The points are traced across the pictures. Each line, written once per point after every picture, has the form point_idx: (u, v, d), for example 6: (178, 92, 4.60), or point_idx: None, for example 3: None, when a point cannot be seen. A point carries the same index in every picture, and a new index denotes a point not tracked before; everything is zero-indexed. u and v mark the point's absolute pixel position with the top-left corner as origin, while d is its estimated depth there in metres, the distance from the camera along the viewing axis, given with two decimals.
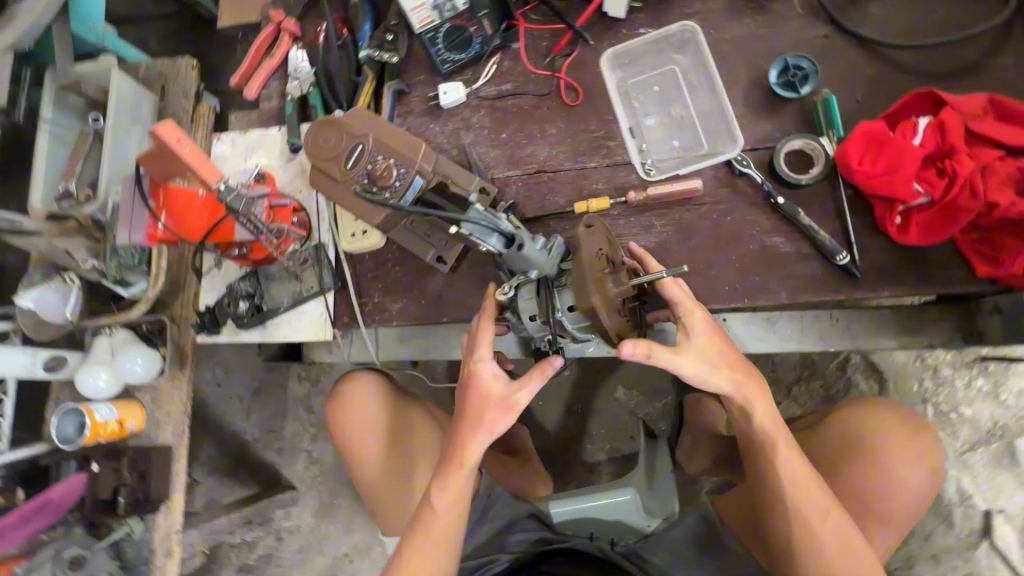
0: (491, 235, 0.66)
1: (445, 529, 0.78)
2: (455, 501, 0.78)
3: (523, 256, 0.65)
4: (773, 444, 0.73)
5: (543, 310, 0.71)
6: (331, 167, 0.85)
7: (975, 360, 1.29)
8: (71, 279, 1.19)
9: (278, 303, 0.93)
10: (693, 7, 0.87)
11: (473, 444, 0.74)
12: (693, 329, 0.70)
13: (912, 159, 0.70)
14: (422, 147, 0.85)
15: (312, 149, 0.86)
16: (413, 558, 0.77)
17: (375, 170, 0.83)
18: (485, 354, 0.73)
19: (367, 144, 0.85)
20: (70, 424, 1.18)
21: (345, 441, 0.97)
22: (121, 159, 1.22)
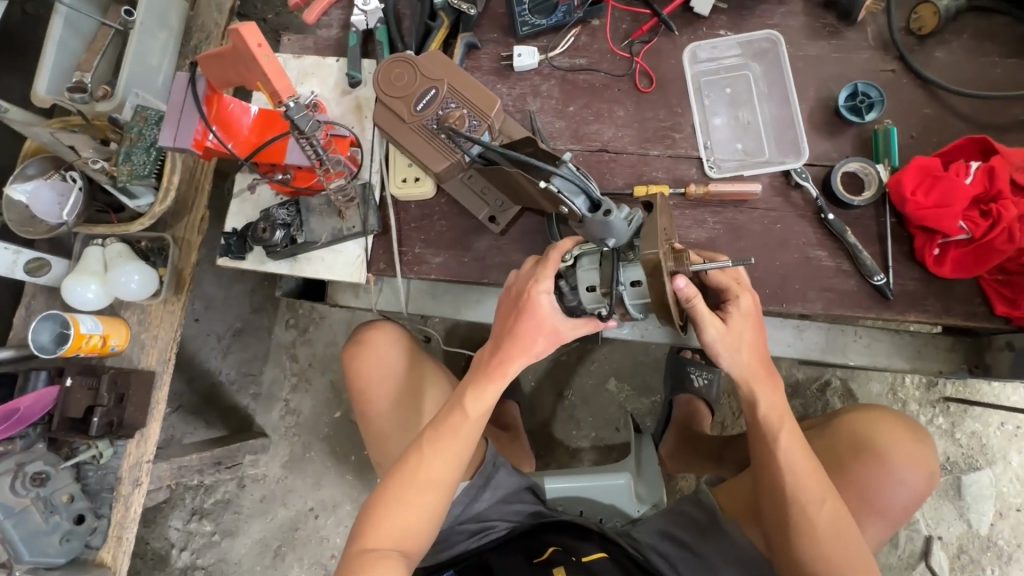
0: (579, 195, 0.67)
1: (461, 453, 0.80)
2: (479, 418, 0.80)
3: (606, 223, 0.64)
4: (776, 427, 0.77)
5: (606, 281, 0.72)
6: (401, 106, 0.84)
7: (940, 400, 1.39)
8: (71, 177, 1.10)
9: (316, 237, 0.89)
10: (775, 19, 0.90)
11: (511, 366, 0.78)
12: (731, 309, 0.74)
13: (962, 196, 0.76)
14: (496, 104, 0.83)
15: (382, 83, 0.84)
16: (423, 481, 0.79)
17: (447, 117, 0.82)
18: (545, 285, 0.75)
19: (441, 89, 0.83)
20: (45, 332, 1.07)
21: (361, 385, 0.96)
22: (144, 60, 1.13)
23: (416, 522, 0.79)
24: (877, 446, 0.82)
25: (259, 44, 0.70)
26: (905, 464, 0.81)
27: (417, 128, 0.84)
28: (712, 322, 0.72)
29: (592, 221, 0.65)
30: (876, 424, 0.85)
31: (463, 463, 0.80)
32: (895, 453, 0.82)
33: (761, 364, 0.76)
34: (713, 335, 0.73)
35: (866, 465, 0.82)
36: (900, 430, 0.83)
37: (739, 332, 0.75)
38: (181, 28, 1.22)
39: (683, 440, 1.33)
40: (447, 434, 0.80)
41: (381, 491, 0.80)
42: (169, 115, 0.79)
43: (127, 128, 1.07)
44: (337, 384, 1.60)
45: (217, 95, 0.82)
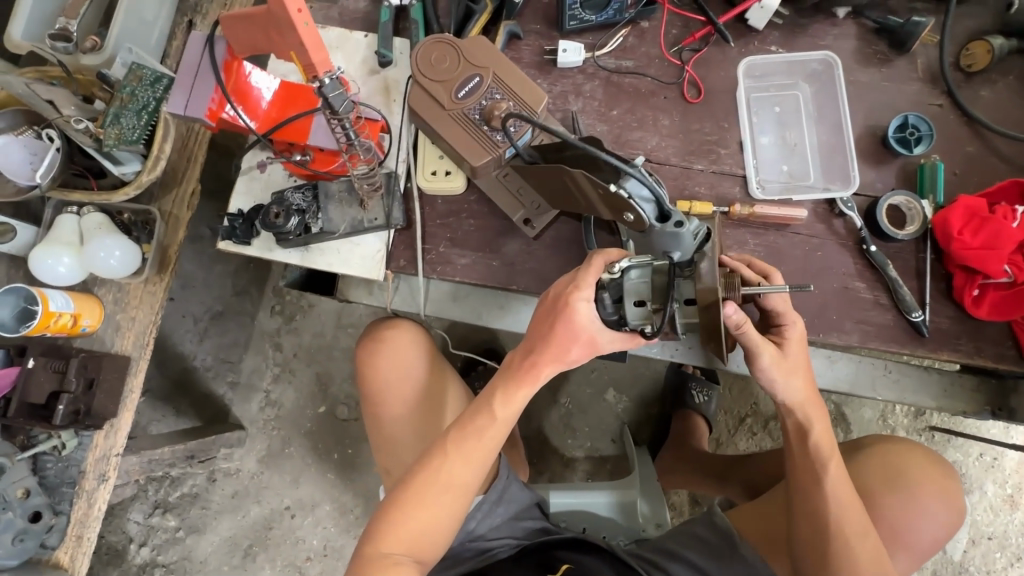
0: (648, 202, 0.68)
1: (484, 456, 0.75)
2: (506, 423, 0.76)
3: (679, 233, 0.68)
4: (828, 459, 0.74)
5: (658, 297, 0.66)
6: (441, 90, 0.77)
7: (926, 428, 1.43)
8: (47, 136, 0.98)
9: (334, 227, 0.82)
10: (827, 40, 0.88)
11: (542, 371, 0.73)
12: (790, 332, 0.72)
13: (1009, 241, 0.75)
14: (543, 100, 0.77)
15: (420, 64, 0.77)
16: (440, 485, 0.74)
17: (490, 108, 0.76)
18: (585, 293, 0.69)
19: (485, 77, 0.77)
20: (7, 307, 0.96)
21: (377, 386, 0.89)
22: (140, 12, 1.02)
23: (434, 531, 0.74)
24: (907, 478, 0.81)
25: (298, 10, 0.62)
26: (933, 499, 0.80)
27: (457, 117, 0.77)
28: (768, 348, 0.69)
29: (662, 231, 0.68)
30: (905, 455, 0.83)
31: (485, 468, 0.75)
32: (921, 485, 0.81)
33: (813, 393, 0.74)
34: (768, 361, 0.69)
35: (896, 498, 0.80)
36: (927, 463, 0.82)
37: (791, 361, 0.72)
38: None
39: (681, 456, 1.30)
40: (472, 437, 0.75)
41: (399, 498, 0.74)
42: (180, 79, 0.71)
43: (119, 88, 0.97)
44: (323, 377, 1.52)
45: (236, 60, 0.73)
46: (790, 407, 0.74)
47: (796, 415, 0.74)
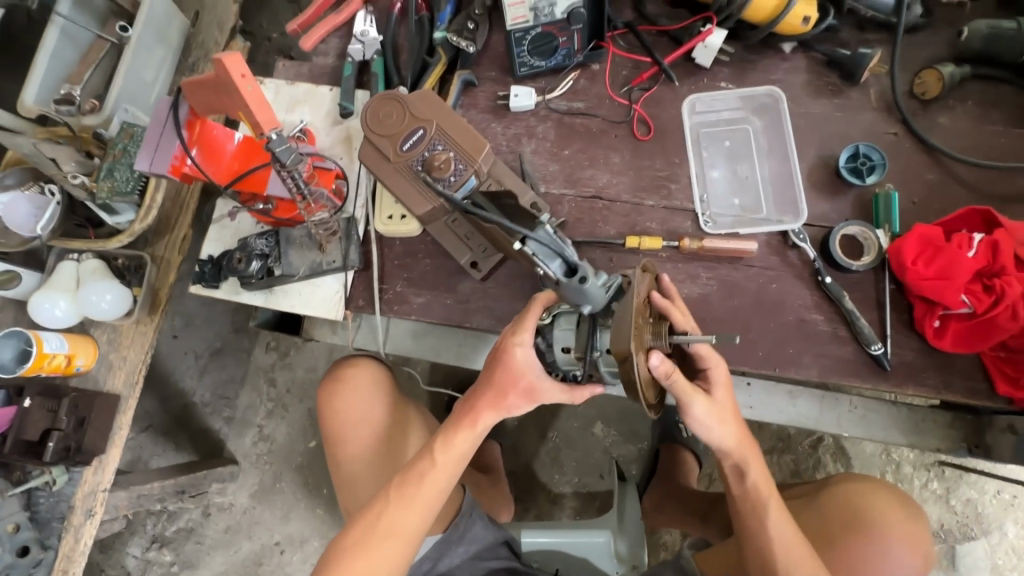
0: (554, 259, 0.64)
1: (426, 503, 0.75)
2: (451, 468, 0.76)
3: (582, 290, 0.63)
4: (765, 503, 0.73)
5: (581, 345, 0.70)
6: (387, 143, 0.80)
7: (934, 463, 1.35)
8: (50, 191, 1.07)
9: (294, 270, 0.86)
10: (777, 75, 0.89)
11: (482, 417, 0.75)
12: (714, 376, 0.71)
13: (965, 270, 0.73)
14: (484, 148, 0.77)
15: (368, 119, 0.80)
16: (382, 531, 0.74)
17: (431, 159, 0.77)
18: (522, 339, 0.71)
19: (428, 130, 0.79)
20: (10, 349, 1.03)
21: (336, 427, 0.92)
22: (138, 76, 1.11)
23: None
24: (870, 517, 0.77)
25: (242, 75, 0.69)
26: (899, 542, 0.76)
27: (402, 168, 0.80)
28: (699, 396, 0.68)
29: (565, 290, 0.64)
30: (867, 494, 0.80)
31: (430, 516, 0.76)
32: (886, 527, 0.77)
33: (745, 435, 0.73)
34: (701, 412, 0.68)
35: (862, 540, 0.76)
36: (890, 501, 0.79)
37: (718, 414, 0.70)
38: (179, 43, 1.20)
39: (667, 493, 1.27)
40: (415, 482, 0.75)
41: (343, 542, 0.75)
42: (148, 140, 0.77)
43: (113, 144, 1.05)
44: (315, 412, 1.54)
45: (200, 119, 0.78)
46: (726, 453, 0.72)
47: (730, 458, 0.72)
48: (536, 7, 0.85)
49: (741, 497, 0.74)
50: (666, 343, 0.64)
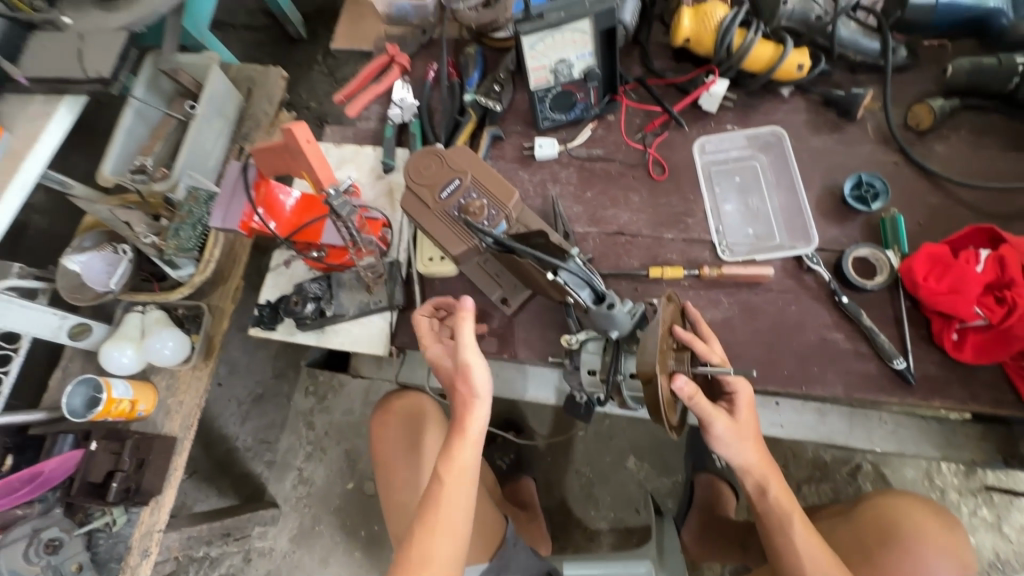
0: (584, 288, 0.72)
1: (455, 517, 0.74)
2: (467, 476, 0.75)
3: (610, 316, 0.71)
4: (790, 517, 0.74)
5: (605, 368, 0.78)
6: (426, 193, 0.89)
7: (981, 489, 1.32)
8: (122, 249, 1.18)
9: (345, 310, 0.94)
10: (778, 115, 0.97)
11: (467, 417, 0.75)
12: (738, 398, 0.74)
13: (975, 283, 0.76)
14: (514, 195, 0.86)
15: (410, 171, 0.90)
16: (423, 563, 0.72)
17: (467, 205, 0.86)
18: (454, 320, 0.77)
19: (464, 180, 0.88)
20: (78, 396, 1.10)
21: (383, 451, 0.99)
22: (200, 146, 1.24)
23: None
24: (908, 531, 0.79)
25: (308, 141, 0.79)
26: (937, 554, 0.77)
27: (439, 214, 0.88)
28: (721, 416, 0.70)
29: (596, 315, 0.72)
30: (903, 509, 0.82)
31: (464, 529, 0.74)
32: (925, 541, 0.78)
33: (765, 454, 0.74)
34: (723, 430, 0.70)
35: (901, 552, 0.78)
36: (925, 514, 0.81)
37: (741, 435, 0.72)
38: (235, 117, 1.35)
39: (705, 524, 1.26)
40: (437, 501, 0.74)
41: None
42: (221, 200, 0.87)
43: (181, 206, 1.17)
44: (352, 454, 1.59)
45: (265, 180, 0.92)
46: (745, 472, 0.74)
47: (750, 477, 0.74)
48: (556, 69, 0.92)
49: (766, 516, 0.75)
50: (689, 371, 0.70)
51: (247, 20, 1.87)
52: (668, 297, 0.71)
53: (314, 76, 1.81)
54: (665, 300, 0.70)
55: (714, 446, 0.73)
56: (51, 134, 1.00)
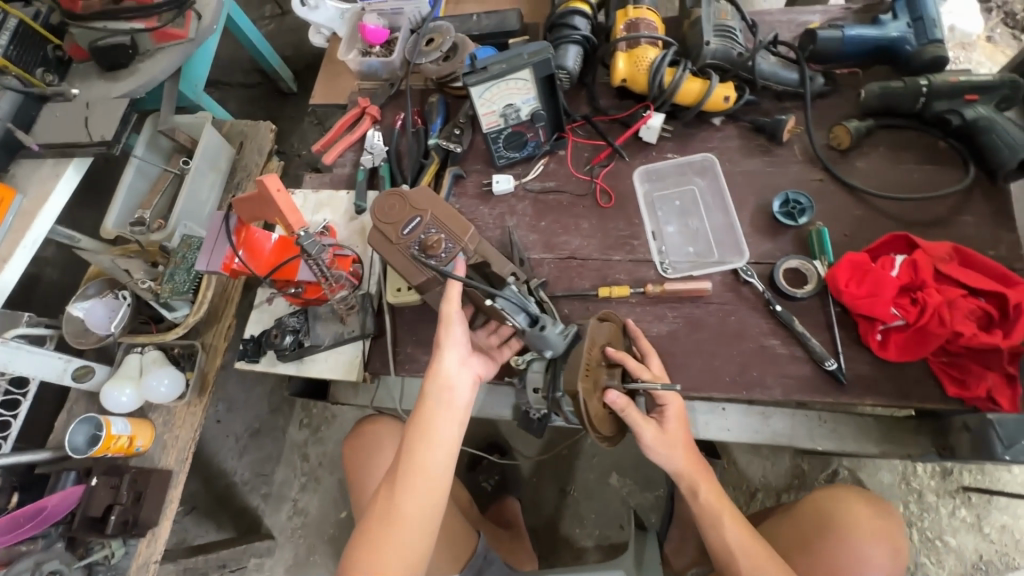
0: (519, 312, 0.80)
1: (434, 463, 0.78)
2: (447, 424, 0.80)
3: (543, 336, 0.80)
4: (721, 516, 0.83)
5: (547, 386, 0.86)
6: (389, 229, 0.94)
7: (959, 490, 1.34)
8: (122, 295, 1.28)
9: (321, 340, 1.03)
10: (714, 142, 1.05)
11: (443, 362, 0.81)
12: (669, 411, 0.84)
13: (890, 286, 0.83)
14: (470, 229, 0.92)
15: (375, 211, 0.95)
16: (401, 508, 0.77)
17: (427, 241, 0.91)
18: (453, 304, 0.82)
19: (425, 217, 0.94)
20: (81, 434, 1.17)
21: (357, 475, 1.07)
22: (194, 199, 1.36)
23: (412, 554, 0.76)
24: (841, 518, 0.94)
25: (279, 189, 0.89)
26: (865, 537, 0.91)
27: (401, 248, 0.93)
28: (648, 426, 0.80)
29: (530, 336, 0.80)
30: (839, 499, 0.96)
31: (444, 476, 0.79)
32: (855, 524, 0.93)
33: (695, 460, 0.84)
34: (651, 438, 0.81)
35: (836, 536, 0.92)
36: (859, 503, 0.95)
37: (668, 442, 0.82)
38: (227, 168, 1.46)
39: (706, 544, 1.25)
40: (416, 449, 0.78)
41: (366, 533, 0.77)
42: (206, 246, 0.96)
43: (176, 253, 1.27)
44: (345, 483, 1.64)
45: (246, 226, 0.98)
46: (678, 476, 0.84)
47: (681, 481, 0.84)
48: (505, 113, 1.02)
49: (701, 515, 0.83)
50: (620, 385, 0.79)
51: (242, 79, 2.02)
52: (599, 321, 0.82)
53: (305, 126, 1.96)
54: (595, 322, 0.81)
55: (646, 453, 0.83)
56: (59, 192, 1.11)
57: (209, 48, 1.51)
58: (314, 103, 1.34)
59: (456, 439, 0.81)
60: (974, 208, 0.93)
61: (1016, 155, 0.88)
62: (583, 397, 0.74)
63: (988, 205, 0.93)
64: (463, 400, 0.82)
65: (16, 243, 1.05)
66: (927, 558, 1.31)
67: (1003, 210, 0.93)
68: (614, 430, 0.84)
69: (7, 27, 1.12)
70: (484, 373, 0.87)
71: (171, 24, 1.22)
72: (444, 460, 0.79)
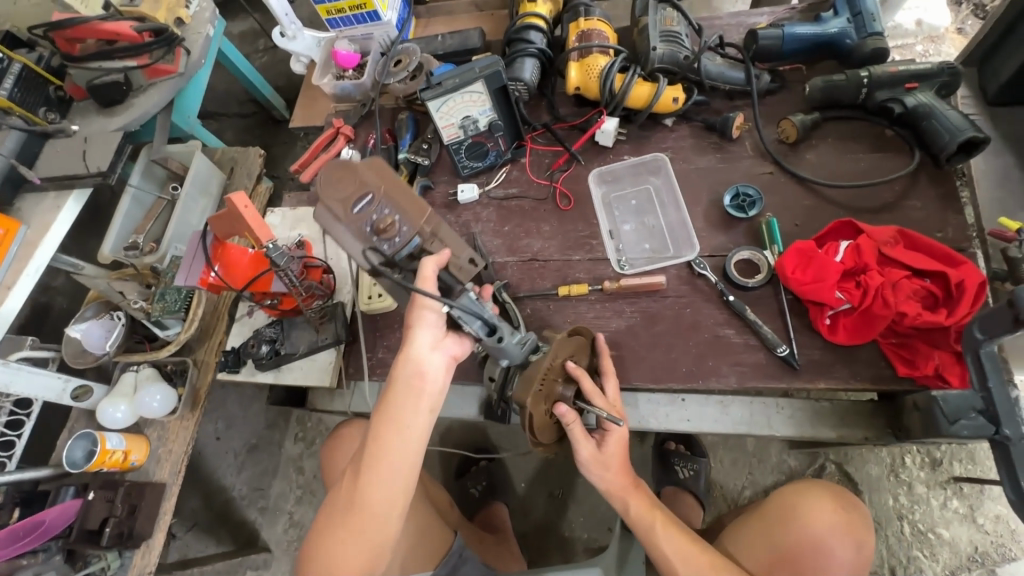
0: (476, 321, 0.79)
1: (402, 450, 0.78)
2: (416, 411, 0.78)
3: (500, 347, 0.81)
4: (654, 525, 0.89)
5: (500, 381, 0.93)
6: (337, 208, 0.80)
7: (949, 480, 1.32)
8: (117, 315, 1.33)
9: (296, 348, 1.08)
10: (668, 143, 1.09)
11: (412, 349, 0.78)
12: (610, 433, 0.89)
13: (834, 270, 0.85)
14: (428, 211, 0.84)
15: (319, 188, 0.81)
16: (367, 494, 0.78)
17: (379, 222, 0.80)
18: (431, 303, 0.78)
19: (376, 195, 0.81)
20: (79, 449, 1.21)
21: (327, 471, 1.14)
22: (185, 222, 1.40)
23: (378, 536, 0.78)
24: (805, 511, 0.94)
25: (246, 205, 0.95)
26: (826, 530, 0.92)
27: (352, 230, 0.81)
28: (585, 445, 0.88)
29: (488, 346, 0.81)
30: (805, 491, 0.97)
31: (413, 461, 0.79)
32: (818, 518, 0.93)
33: (626, 477, 0.91)
34: (585, 456, 0.88)
35: (797, 530, 0.93)
36: (824, 496, 0.95)
37: (600, 463, 0.90)
38: (218, 192, 1.52)
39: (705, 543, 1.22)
40: (384, 436, 0.78)
41: (335, 512, 0.80)
42: (185, 262, 1.01)
43: (165, 273, 1.31)
44: None
45: (222, 243, 1.03)
46: (610, 495, 0.92)
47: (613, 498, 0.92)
48: (463, 125, 1.07)
49: (636, 525, 0.90)
50: (571, 403, 0.85)
51: (238, 109, 2.12)
52: (564, 337, 0.85)
53: (297, 150, 2.04)
54: (560, 338, 0.84)
55: (583, 468, 0.92)
56: (61, 222, 1.17)
57: (201, 80, 1.57)
58: (294, 127, 1.40)
59: (425, 425, 0.79)
60: (921, 193, 0.95)
61: (956, 138, 0.90)
62: (530, 409, 0.81)
63: (934, 188, 0.95)
64: (436, 385, 0.80)
65: (19, 270, 1.09)
66: (919, 552, 1.29)
67: (949, 193, 0.95)
68: (554, 434, 0.92)
69: (12, 71, 1.19)
70: (461, 354, 0.83)
71: (162, 61, 1.29)
72: (409, 446, 0.78)
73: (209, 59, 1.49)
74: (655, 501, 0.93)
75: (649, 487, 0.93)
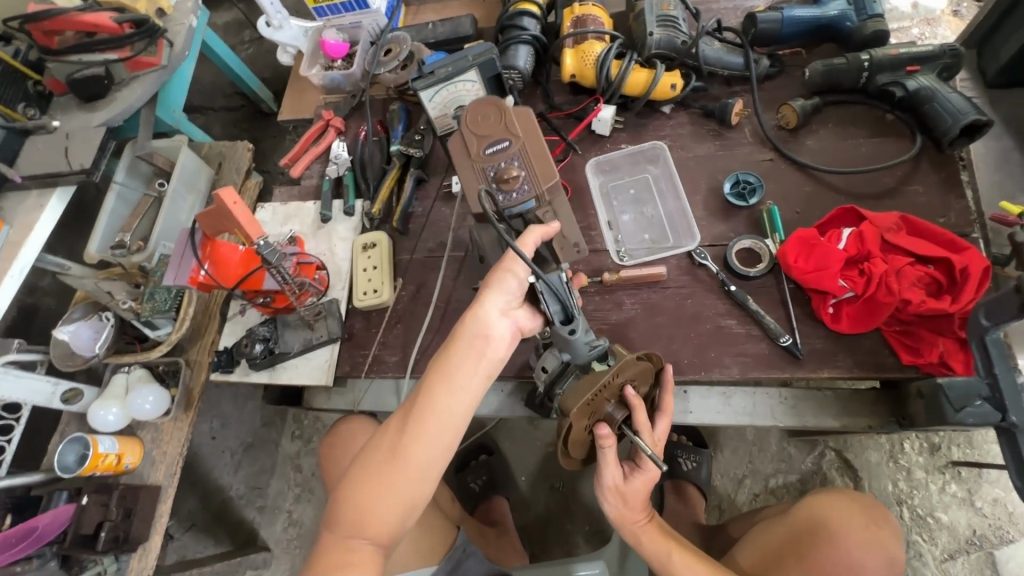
0: (556, 303, 0.73)
1: (455, 411, 0.68)
2: (477, 371, 0.68)
3: (569, 339, 0.75)
4: (671, 555, 0.89)
5: (554, 371, 0.87)
6: (473, 141, 0.82)
7: (948, 465, 1.32)
8: (105, 316, 1.31)
9: (290, 347, 1.07)
10: (665, 130, 1.07)
11: (486, 304, 0.70)
12: (643, 470, 0.87)
13: (837, 259, 0.83)
14: (552, 180, 0.81)
15: (467, 117, 0.82)
16: (408, 452, 0.66)
17: (503, 172, 0.80)
18: (518, 270, 0.71)
19: (514, 144, 0.81)
20: (71, 453, 1.19)
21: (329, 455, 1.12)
22: (174, 218, 1.36)
23: (406, 504, 0.66)
24: (833, 524, 0.94)
25: (235, 201, 0.92)
26: (854, 544, 0.91)
27: (477, 168, 0.82)
28: (612, 473, 0.85)
29: (558, 334, 0.75)
30: (831, 505, 0.97)
31: (462, 428, 0.68)
32: (846, 532, 0.92)
33: (643, 511, 0.91)
34: (609, 482, 0.86)
35: (825, 544, 0.92)
36: (850, 511, 0.95)
37: (621, 491, 0.88)
38: (206, 187, 1.48)
39: (710, 534, 1.22)
40: (439, 389, 0.68)
41: (365, 465, 0.67)
42: (173, 261, 0.97)
43: (153, 272, 1.27)
44: None
45: (211, 240, 0.98)
46: (616, 523, 0.92)
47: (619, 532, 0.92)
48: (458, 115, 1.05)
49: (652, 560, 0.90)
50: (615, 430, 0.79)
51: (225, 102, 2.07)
52: (637, 357, 0.76)
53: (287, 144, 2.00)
54: (632, 358, 0.75)
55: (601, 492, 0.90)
56: (45, 221, 1.13)
57: (185, 74, 1.53)
58: (282, 119, 1.36)
59: (479, 391, 0.69)
60: (922, 178, 0.94)
61: (958, 121, 0.88)
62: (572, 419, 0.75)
63: (936, 173, 0.94)
64: (499, 352, 0.70)
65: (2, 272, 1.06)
66: (918, 536, 1.29)
67: (951, 177, 0.93)
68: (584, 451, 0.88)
69: None
70: (527, 329, 0.74)
71: (143, 53, 1.24)
72: (461, 409, 0.68)
73: (193, 52, 1.45)
74: (669, 530, 0.93)
75: (663, 519, 0.93)
